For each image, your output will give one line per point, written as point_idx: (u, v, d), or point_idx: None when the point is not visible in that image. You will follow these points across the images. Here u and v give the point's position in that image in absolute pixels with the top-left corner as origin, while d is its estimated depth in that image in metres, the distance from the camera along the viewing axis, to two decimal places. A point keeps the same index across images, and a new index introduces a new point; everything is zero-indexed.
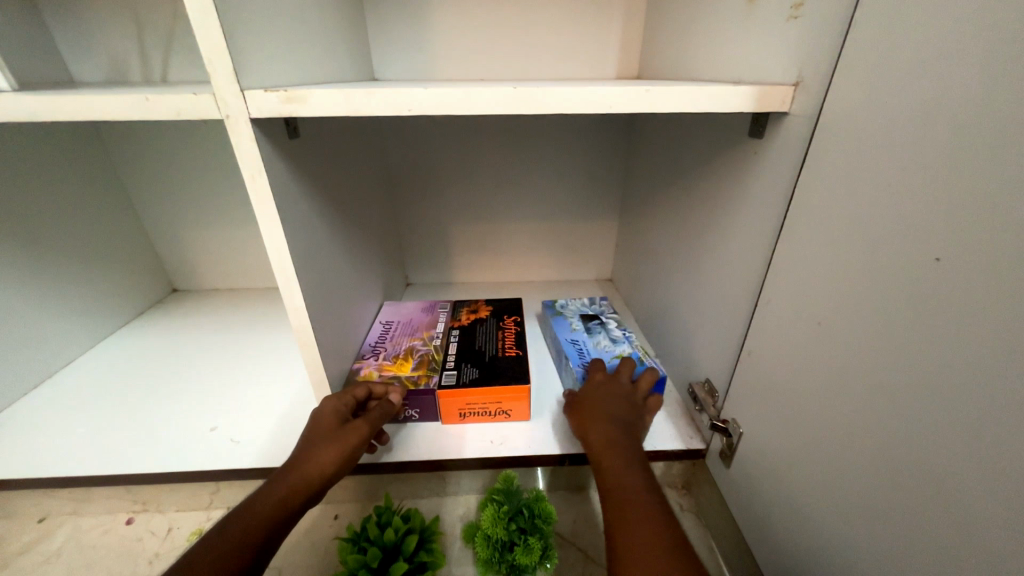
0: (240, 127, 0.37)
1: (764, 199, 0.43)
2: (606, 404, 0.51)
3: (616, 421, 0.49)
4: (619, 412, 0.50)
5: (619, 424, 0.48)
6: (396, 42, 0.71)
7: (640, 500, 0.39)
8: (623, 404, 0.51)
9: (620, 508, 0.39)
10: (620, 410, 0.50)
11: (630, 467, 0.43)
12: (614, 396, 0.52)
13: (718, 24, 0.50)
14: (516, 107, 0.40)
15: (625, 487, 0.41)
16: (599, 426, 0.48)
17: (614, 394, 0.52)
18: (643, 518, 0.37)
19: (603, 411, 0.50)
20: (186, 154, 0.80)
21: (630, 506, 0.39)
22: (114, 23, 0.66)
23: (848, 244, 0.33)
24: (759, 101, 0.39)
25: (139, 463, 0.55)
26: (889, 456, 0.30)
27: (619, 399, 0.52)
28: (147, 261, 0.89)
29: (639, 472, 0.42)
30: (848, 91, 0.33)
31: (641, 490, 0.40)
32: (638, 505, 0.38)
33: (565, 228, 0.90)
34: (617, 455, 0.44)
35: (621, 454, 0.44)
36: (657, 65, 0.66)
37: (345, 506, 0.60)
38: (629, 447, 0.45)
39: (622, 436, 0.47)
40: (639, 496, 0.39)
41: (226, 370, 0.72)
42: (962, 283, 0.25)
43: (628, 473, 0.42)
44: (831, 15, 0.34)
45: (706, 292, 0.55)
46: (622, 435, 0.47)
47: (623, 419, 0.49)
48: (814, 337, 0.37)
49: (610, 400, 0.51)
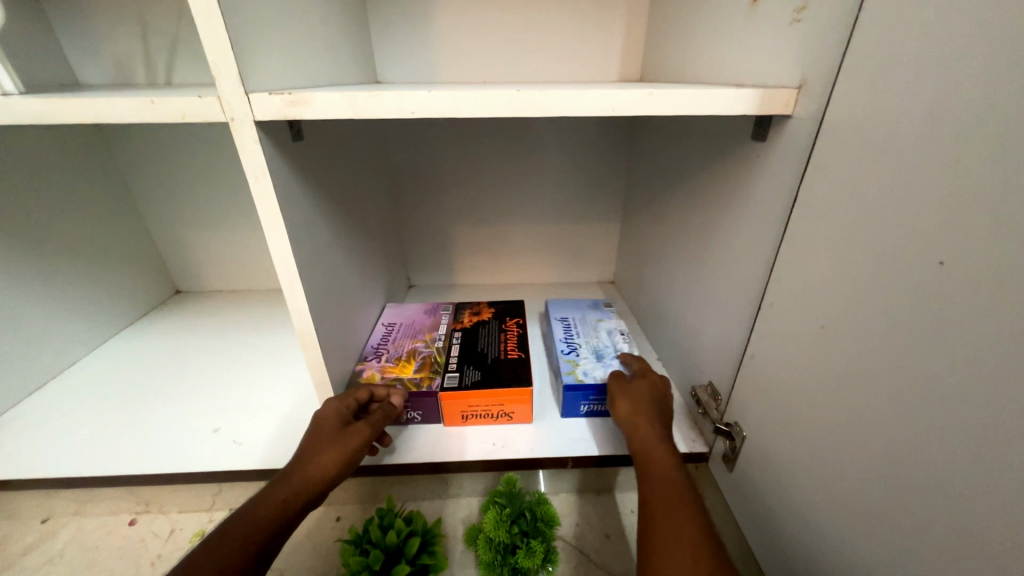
0: (244, 130, 0.37)
1: (767, 202, 0.43)
2: (640, 398, 0.51)
3: (652, 418, 0.49)
4: (653, 409, 0.50)
5: (653, 420, 0.48)
6: (400, 45, 0.71)
7: (675, 498, 0.39)
8: (657, 400, 0.51)
9: (649, 512, 0.39)
10: (656, 408, 0.50)
11: (663, 466, 0.43)
12: (652, 394, 0.52)
13: (721, 26, 0.50)
14: (518, 110, 0.40)
15: (658, 486, 0.41)
16: (633, 424, 0.49)
17: (653, 392, 0.52)
18: (672, 519, 0.37)
19: (640, 406, 0.50)
20: (191, 157, 0.80)
21: (664, 502, 0.39)
22: (119, 27, 0.66)
23: (851, 249, 0.33)
24: (762, 104, 0.39)
25: (142, 465, 0.55)
26: (890, 461, 0.30)
27: (661, 400, 0.52)
28: (150, 262, 0.90)
29: (674, 470, 0.43)
30: (851, 94, 0.33)
31: (673, 489, 0.40)
32: (672, 502, 0.39)
33: (568, 231, 0.90)
34: (651, 457, 0.44)
35: (654, 455, 0.45)
36: (659, 69, 0.66)
37: (348, 508, 0.60)
38: (660, 447, 0.45)
39: (654, 437, 0.47)
40: (668, 497, 0.40)
41: (229, 372, 0.73)
42: (964, 288, 0.25)
43: (660, 472, 0.42)
44: (832, 19, 0.34)
45: (709, 294, 0.55)
46: (657, 432, 0.47)
47: (658, 415, 0.49)
48: (817, 341, 0.37)
49: (649, 398, 0.51)
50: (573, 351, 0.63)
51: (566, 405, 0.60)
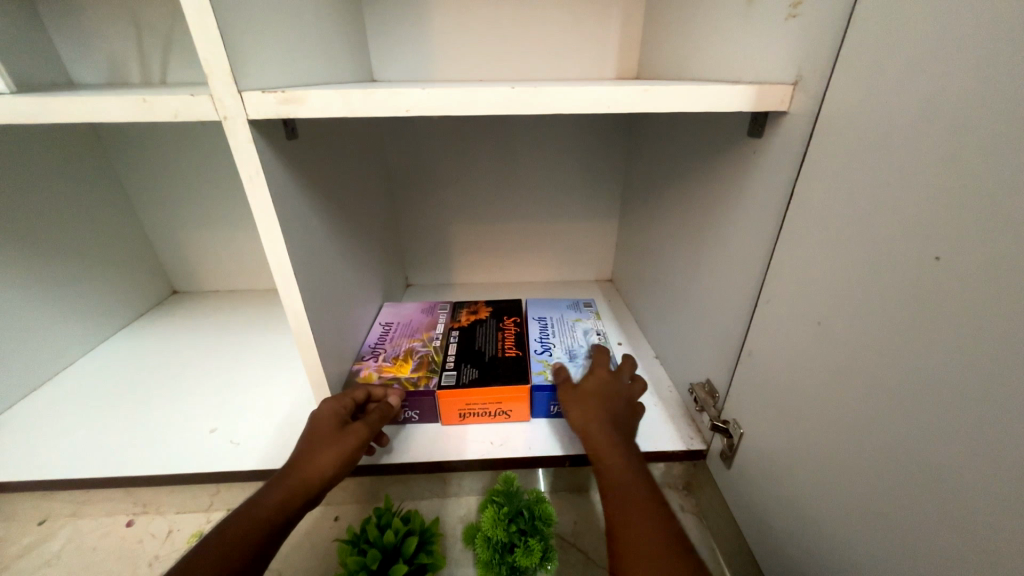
0: (238, 129, 0.37)
1: (764, 198, 0.43)
2: (589, 398, 0.51)
3: (603, 417, 0.49)
4: (605, 407, 0.50)
5: (605, 419, 0.48)
6: (395, 43, 0.71)
7: (636, 498, 0.40)
8: (609, 397, 0.52)
9: (614, 515, 0.39)
10: (612, 404, 0.51)
11: (619, 467, 0.43)
12: (605, 390, 0.52)
13: (717, 22, 0.50)
14: (514, 107, 0.39)
15: (616, 489, 0.41)
16: (586, 429, 0.48)
17: (606, 388, 0.52)
18: (633, 521, 0.37)
19: (590, 407, 0.50)
20: (186, 157, 0.80)
21: (627, 503, 0.39)
22: (113, 26, 0.66)
23: (847, 246, 0.33)
24: (758, 100, 0.39)
25: (138, 466, 0.55)
26: (887, 458, 0.30)
27: (615, 395, 0.52)
28: (146, 263, 0.89)
29: (630, 469, 0.43)
30: (847, 90, 0.33)
31: (633, 489, 0.41)
32: (635, 503, 0.39)
33: (565, 229, 0.90)
34: (609, 457, 0.44)
35: (612, 454, 0.45)
36: (656, 66, 0.66)
37: (346, 508, 0.60)
38: (619, 445, 0.45)
39: (613, 435, 0.47)
40: (631, 498, 0.40)
41: (227, 372, 0.72)
42: (960, 285, 0.25)
43: (618, 472, 0.43)
44: (828, 14, 0.34)
45: (707, 291, 0.55)
46: (610, 432, 0.47)
47: (612, 413, 0.49)
48: (814, 338, 0.37)
49: (603, 395, 0.51)
50: (546, 352, 0.63)
51: (536, 406, 0.60)
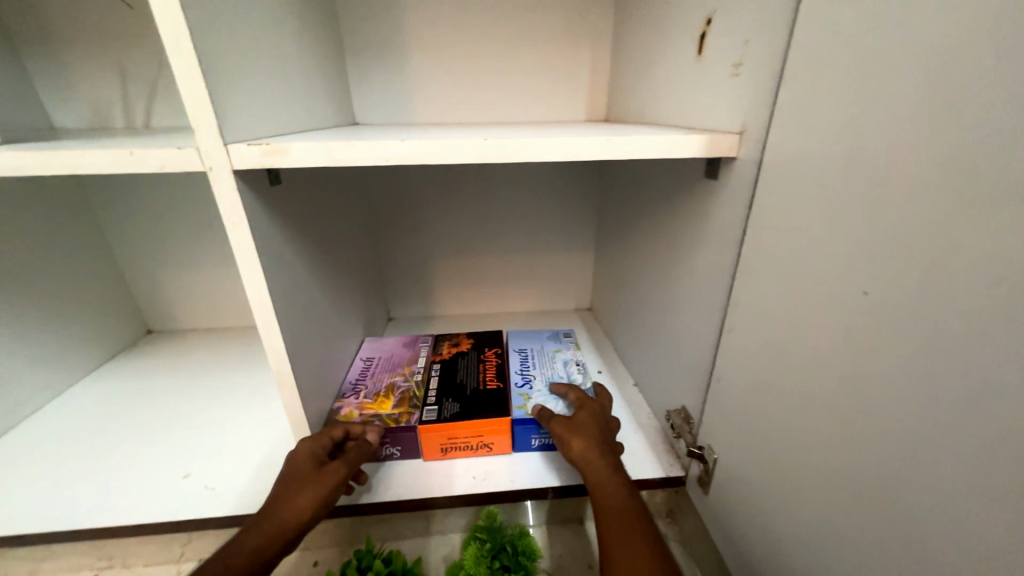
0: (222, 178, 0.39)
1: (722, 234, 0.47)
2: (588, 431, 0.52)
3: (602, 449, 0.50)
4: (601, 440, 0.51)
5: (603, 450, 0.49)
6: (377, 89, 0.74)
7: (635, 529, 0.41)
8: (603, 430, 0.53)
9: (613, 547, 0.40)
10: (605, 437, 0.52)
11: (617, 498, 0.44)
12: (596, 423, 0.54)
13: (673, 74, 0.54)
14: (487, 156, 0.42)
15: (615, 520, 0.42)
16: (586, 460, 0.49)
17: (598, 421, 0.54)
18: (631, 553, 0.39)
19: (589, 439, 0.51)
20: (166, 196, 0.80)
21: (626, 535, 0.41)
22: (98, 74, 0.68)
23: (794, 280, 0.36)
24: (709, 147, 0.43)
25: (106, 516, 0.53)
26: (840, 480, 0.32)
27: (605, 427, 0.54)
28: (121, 302, 0.88)
29: (628, 500, 0.44)
30: (784, 141, 0.36)
31: (630, 520, 0.42)
32: (633, 534, 0.41)
33: (545, 260, 0.93)
34: (608, 488, 0.46)
35: (609, 485, 0.46)
36: (622, 109, 0.71)
37: (325, 552, 0.59)
38: (616, 476, 0.47)
39: (610, 466, 0.48)
40: (630, 530, 0.41)
41: (202, 413, 0.71)
42: (884, 315, 0.28)
43: (616, 504, 0.44)
44: (764, 73, 0.38)
45: (678, 321, 0.57)
46: (609, 462, 0.48)
47: (608, 445, 0.51)
48: (772, 365, 0.39)
49: (597, 427, 0.53)
50: (526, 384, 0.64)
51: (518, 440, 0.60)
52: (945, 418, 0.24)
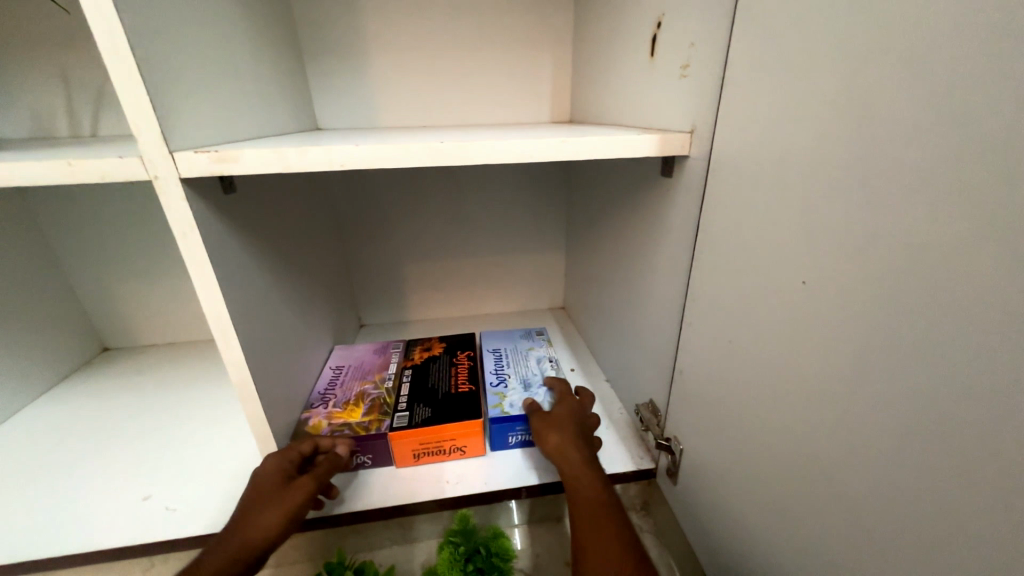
0: (170, 187, 0.38)
1: (679, 230, 0.48)
2: (565, 427, 0.52)
3: (578, 445, 0.50)
4: (577, 435, 0.52)
5: (578, 445, 0.50)
6: (338, 94, 0.73)
7: (608, 521, 0.42)
8: (580, 425, 0.54)
9: (586, 539, 0.41)
10: (581, 432, 0.53)
11: (591, 490, 0.45)
12: (574, 418, 0.54)
13: (628, 75, 0.56)
14: (446, 159, 0.42)
15: (588, 513, 0.43)
16: (562, 454, 0.50)
17: (575, 416, 0.55)
18: (604, 544, 0.40)
19: (567, 435, 0.51)
20: (118, 207, 0.77)
21: (599, 526, 0.41)
22: (38, 81, 0.64)
23: (745, 273, 0.37)
24: (663, 146, 0.44)
25: (58, 545, 0.50)
26: (794, 462, 0.33)
27: (582, 422, 0.55)
28: (73, 320, 0.83)
29: (602, 492, 0.45)
30: (730, 140, 0.38)
31: (603, 512, 0.43)
32: (606, 525, 0.41)
33: (515, 261, 0.93)
34: (583, 482, 0.46)
35: (583, 478, 0.47)
36: (584, 110, 0.72)
37: (298, 567, 0.57)
38: (590, 470, 0.47)
39: (585, 460, 0.48)
40: (603, 521, 0.42)
41: (163, 432, 0.68)
42: (824, 304, 0.29)
43: (590, 496, 0.44)
44: (709, 75, 0.40)
45: (643, 316, 0.58)
46: (584, 456, 0.49)
47: (584, 440, 0.52)
48: (729, 355, 0.41)
49: (574, 422, 0.54)
50: (501, 383, 0.64)
51: (494, 438, 0.61)
52: (890, 397, 0.25)
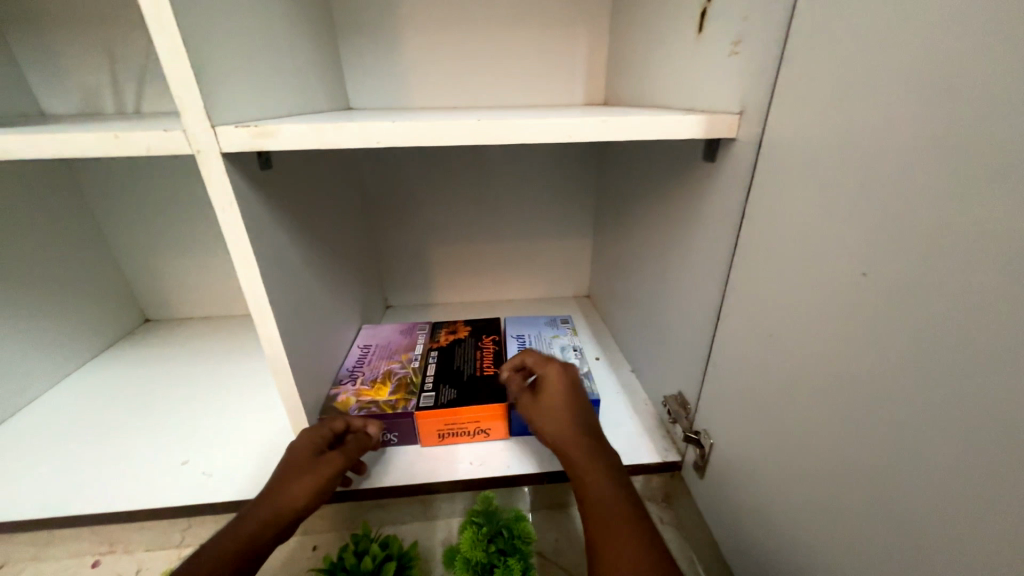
0: (210, 162, 0.38)
1: (719, 218, 0.46)
2: (558, 402, 0.53)
3: (575, 420, 0.51)
4: (573, 418, 0.51)
5: (573, 430, 0.50)
6: (370, 73, 0.73)
7: (615, 510, 0.41)
8: (573, 405, 0.52)
9: (594, 531, 0.40)
10: (576, 413, 0.52)
11: (595, 481, 0.44)
12: (563, 398, 0.53)
13: (671, 53, 0.53)
14: (481, 138, 0.41)
15: (596, 504, 0.43)
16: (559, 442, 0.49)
17: (566, 397, 0.53)
18: (614, 534, 0.39)
19: (562, 411, 0.52)
20: (159, 183, 0.79)
21: (606, 518, 0.41)
22: (85, 57, 0.66)
23: (792, 264, 0.36)
24: (708, 128, 0.42)
25: (105, 502, 0.54)
26: (836, 463, 0.32)
27: (575, 401, 0.53)
28: (117, 291, 0.87)
29: (608, 483, 0.44)
30: (785, 121, 0.36)
31: (611, 502, 0.42)
32: (613, 516, 0.41)
33: (542, 247, 0.92)
34: (586, 471, 0.46)
35: (587, 468, 0.46)
36: (620, 92, 0.70)
37: (324, 536, 0.59)
38: (592, 459, 0.47)
39: (584, 448, 0.48)
40: (609, 512, 0.41)
41: (199, 401, 0.71)
42: (886, 297, 0.27)
43: (595, 486, 0.44)
44: (765, 51, 0.37)
45: (674, 306, 0.57)
46: (582, 442, 0.48)
47: (580, 422, 0.51)
48: (769, 349, 0.39)
49: (563, 403, 0.52)
50: None
51: (515, 424, 0.60)
52: (954, 399, 0.24)
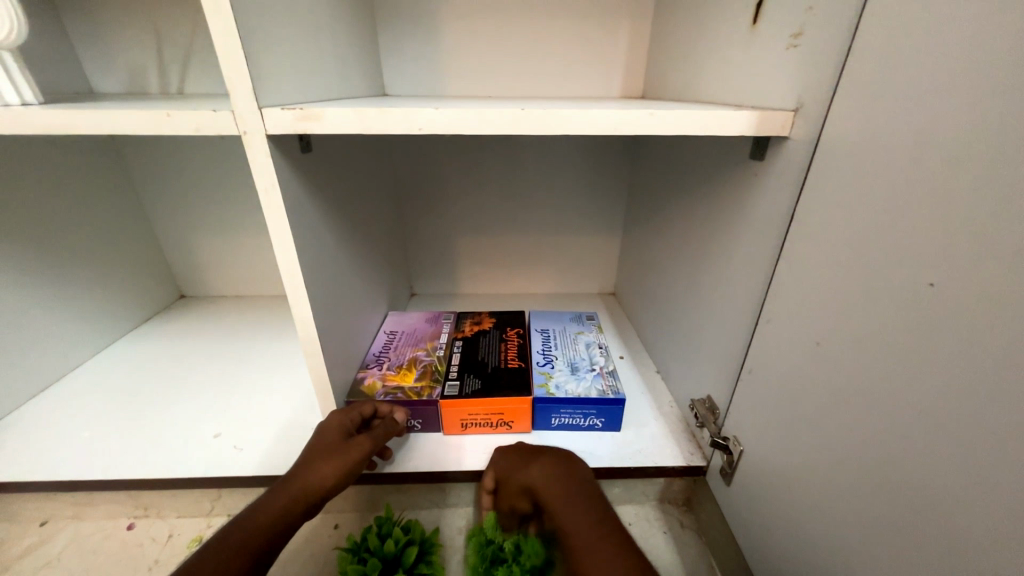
0: (256, 143, 0.39)
1: (764, 218, 0.44)
2: (504, 460, 0.52)
3: (523, 462, 0.50)
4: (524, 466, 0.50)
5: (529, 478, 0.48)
6: (407, 59, 0.73)
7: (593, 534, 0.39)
8: (520, 457, 0.52)
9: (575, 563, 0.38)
10: (528, 462, 0.50)
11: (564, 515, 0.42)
12: (511, 460, 0.52)
13: (721, 46, 0.51)
14: (523, 127, 0.41)
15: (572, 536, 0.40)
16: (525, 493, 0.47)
17: (512, 458, 0.52)
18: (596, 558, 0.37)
19: (509, 464, 0.51)
20: (198, 163, 0.82)
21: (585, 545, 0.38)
22: (134, 37, 0.68)
23: (845, 269, 0.34)
24: (760, 124, 0.40)
25: (143, 468, 0.56)
26: (882, 479, 0.30)
27: (519, 454, 0.52)
28: (156, 267, 0.91)
29: (579, 512, 0.42)
30: (845, 118, 0.34)
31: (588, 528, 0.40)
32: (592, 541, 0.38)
33: (569, 241, 0.91)
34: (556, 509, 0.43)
35: (555, 505, 0.44)
36: (661, 86, 0.68)
37: (345, 516, 0.60)
38: (557, 496, 0.44)
39: (545, 490, 0.46)
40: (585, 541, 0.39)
41: (231, 377, 0.73)
42: (951, 309, 0.26)
43: (564, 520, 0.42)
44: (828, 44, 0.35)
45: (709, 307, 0.55)
46: (540, 482, 0.47)
47: (532, 465, 0.49)
48: (813, 357, 0.37)
49: (512, 465, 0.51)
50: (548, 364, 0.64)
51: (537, 418, 0.60)
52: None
